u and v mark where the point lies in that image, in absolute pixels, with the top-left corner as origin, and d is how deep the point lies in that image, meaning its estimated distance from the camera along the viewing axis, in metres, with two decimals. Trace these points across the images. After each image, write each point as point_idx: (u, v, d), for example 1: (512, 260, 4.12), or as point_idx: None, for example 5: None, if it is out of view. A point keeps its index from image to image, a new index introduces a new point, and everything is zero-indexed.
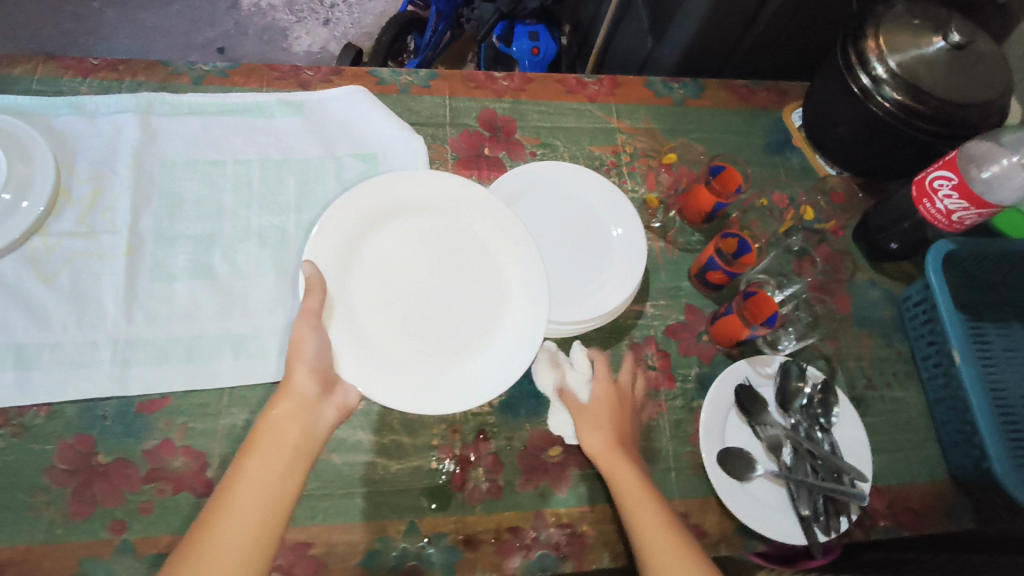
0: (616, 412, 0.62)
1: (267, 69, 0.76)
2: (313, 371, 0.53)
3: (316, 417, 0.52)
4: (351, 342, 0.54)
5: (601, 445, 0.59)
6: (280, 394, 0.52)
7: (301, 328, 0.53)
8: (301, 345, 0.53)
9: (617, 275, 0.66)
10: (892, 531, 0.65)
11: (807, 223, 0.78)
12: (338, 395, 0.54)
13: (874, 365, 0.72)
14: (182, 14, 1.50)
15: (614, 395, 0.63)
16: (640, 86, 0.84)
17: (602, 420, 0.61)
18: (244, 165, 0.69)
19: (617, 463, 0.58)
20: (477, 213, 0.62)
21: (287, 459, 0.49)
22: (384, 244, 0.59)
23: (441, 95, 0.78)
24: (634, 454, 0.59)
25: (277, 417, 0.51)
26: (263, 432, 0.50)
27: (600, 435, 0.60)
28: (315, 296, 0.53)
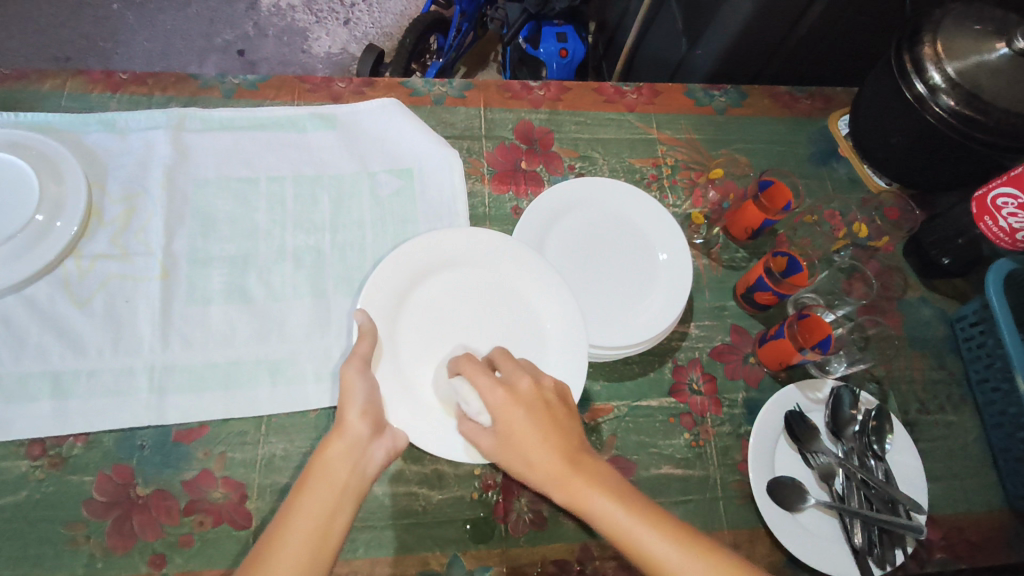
0: (534, 426, 0.48)
1: (299, 81, 0.74)
2: (365, 414, 0.49)
3: (366, 459, 0.48)
4: (397, 388, 0.54)
5: (549, 473, 0.48)
6: (331, 433, 0.48)
7: (348, 372, 0.51)
8: (350, 388, 0.50)
9: (662, 298, 0.63)
10: (949, 563, 0.62)
11: (859, 240, 0.75)
12: (388, 439, 0.50)
13: (927, 388, 0.69)
14: (201, 15, 1.49)
15: (518, 404, 0.49)
16: (680, 94, 0.81)
17: (535, 457, 0.48)
18: (278, 183, 0.68)
19: (575, 490, 0.47)
20: (520, 265, 0.60)
21: (336, 500, 0.45)
22: (434, 292, 0.58)
23: (475, 107, 0.76)
24: (586, 462, 0.48)
25: (329, 457, 0.47)
26: (314, 471, 0.46)
27: (544, 457, 0.48)
28: (367, 341, 0.52)
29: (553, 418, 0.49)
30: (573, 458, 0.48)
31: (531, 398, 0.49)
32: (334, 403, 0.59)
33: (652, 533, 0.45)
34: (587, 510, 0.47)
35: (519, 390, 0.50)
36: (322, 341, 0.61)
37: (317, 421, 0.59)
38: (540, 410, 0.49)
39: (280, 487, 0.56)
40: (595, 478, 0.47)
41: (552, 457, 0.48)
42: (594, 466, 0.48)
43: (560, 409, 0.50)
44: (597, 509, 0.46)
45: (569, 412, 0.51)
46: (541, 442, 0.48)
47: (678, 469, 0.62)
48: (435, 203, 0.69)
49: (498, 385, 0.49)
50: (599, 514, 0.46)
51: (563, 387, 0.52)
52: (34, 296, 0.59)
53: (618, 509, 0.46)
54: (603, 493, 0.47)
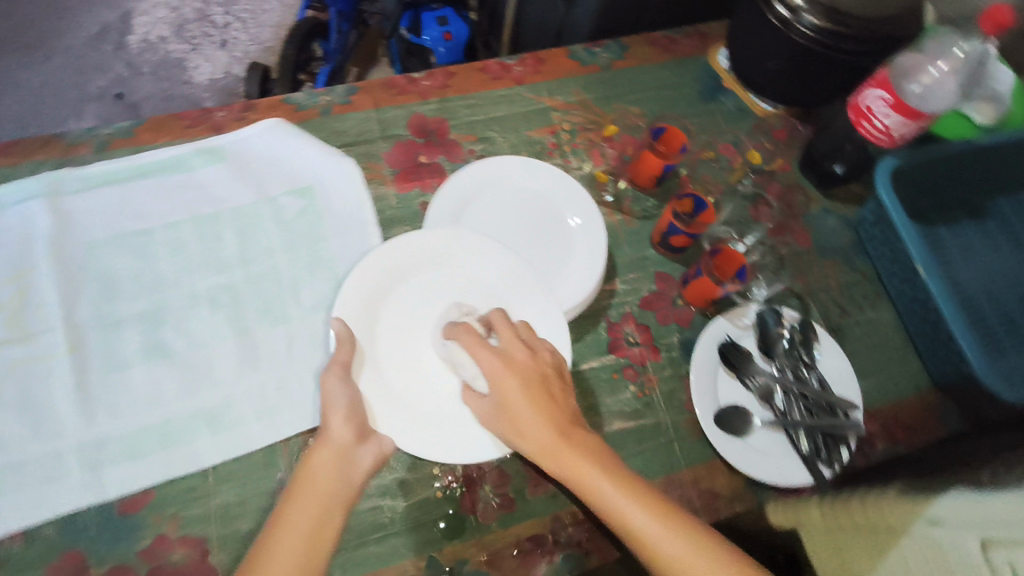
0: (528, 397, 0.51)
1: (174, 119, 0.71)
2: (349, 419, 0.52)
3: (355, 464, 0.50)
4: (379, 394, 0.55)
5: (538, 441, 0.50)
6: (317, 444, 0.51)
7: (329, 378, 0.53)
8: (331, 397, 0.53)
9: (583, 264, 0.65)
10: (891, 449, 0.66)
11: (755, 166, 0.78)
12: (374, 444, 0.52)
13: (844, 292, 0.73)
14: (66, 65, 1.40)
15: (514, 373, 0.52)
16: (564, 57, 0.82)
17: (527, 424, 0.51)
18: (175, 229, 0.65)
19: (566, 461, 0.50)
20: (486, 261, 0.61)
21: (326, 504, 0.48)
22: (409, 296, 0.60)
23: (365, 110, 0.75)
24: (578, 435, 0.51)
25: (317, 465, 0.49)
26: (302, 481, 0.49)
27: (541, 429, 0.51)
28: (345, 346, 0.54)
29: (548, 391, 0.52)
30: (564, 432, 0.51)
31: (529, 369, 0.53)
32: (281, 437, 0.58)
33: (640, 511, 0.48)
34: (577, 483, 0.49)
35: (515, 359, 0.53)
36: (254, 378, 0.60)
37: (266, 459, 0.58)
38: (534, 381, 0.52)
39: (241, 533, 0.55)
40: (584, 450, 0.50)
41: (546, 430, 0.50)
42: (585, 438, 0.51)
43: (556, 380, 0.53)
44: (588, 483, 0.49)
45: (563, 385, 0.54)
46: (534, 414, 0.51)
47: (630, 421, 0.64)
48: (342, 216, 0.68)
49: (496, 357, 0.53)
50: (587, 486, 0.49)
51: (559, 361, 0.55)
52: None
53: (608, 484, 0.49)
54: (598, 470, 0.49)
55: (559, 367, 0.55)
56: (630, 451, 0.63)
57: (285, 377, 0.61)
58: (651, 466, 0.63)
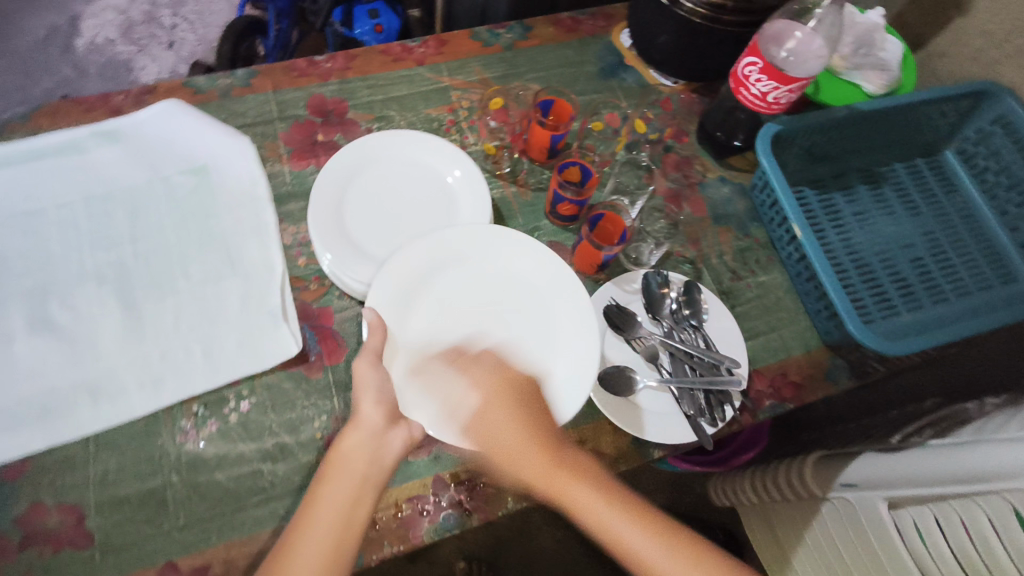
0: (511, 420, 0.53)
1: (73, 104, 0.73)
2: (379, 403, 0.53)
3: (383, 447, 0.52)
4: (414, 383, 0.56)
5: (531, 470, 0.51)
6: (348, 427, 0.53)
7: (361, 364, 0.54)
8: (365, 382, 0.54)
9: (466, 224, 0.66)
10: (778, 406, 0.67)
11: (642, 135, 0.79)
12: (405, 426, 0.53)
13: (737, 257, 0.74)
14: (12, 68, 1.42)
15: (502, 389, 0.55)
16: (466, 39, 0.83)
17: (514, 444, 0.52)
18: (67, 208, 0.67)
19: (556, 486, 0.50)
20: (522, 254, 0.64)
21: (355, 489, 0.50)
22: (440, 291, 0.61)
23: (264, 92, 0.76)
24: (567, 455, 0.52)
25: (347, 450, 0.52)
26: (334, 463, 0.52)
27: (528, 457, 0.51)
28: (377, 336, 0.55)
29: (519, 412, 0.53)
30: (555, 454, 0.51)
31: (511, 388, 0.55)
32: (161, 405, 0.59)
33: (631, 528, 0.49)
34: (568, 504, 0.50)
35: (477, 382, 0.56)
36: (138, 349, 0.61)
37: (147, 427, 0.59)
38: (510, 403, 0.54)
39: (118, 499, 0.56)
40: (569, 469, 0.51)
41: (533, 456, 0.51)
42: (575, 460, 0.52)
43: (524, 408, 0.54)
44: (584, 507, 0.50)
45: (542, 407, 0.55)
46: (516, 437, 0.52)
47: None
48: (235, 192, 0.69)
49: (490, 375, 0.56)
50: (584, 513, 0.50)
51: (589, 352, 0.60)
52: None
53: (600, 507, 0.50)
54: (584, 487, 0.50)
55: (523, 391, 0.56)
56: None
57: (170, 347, 0.62)
58: None
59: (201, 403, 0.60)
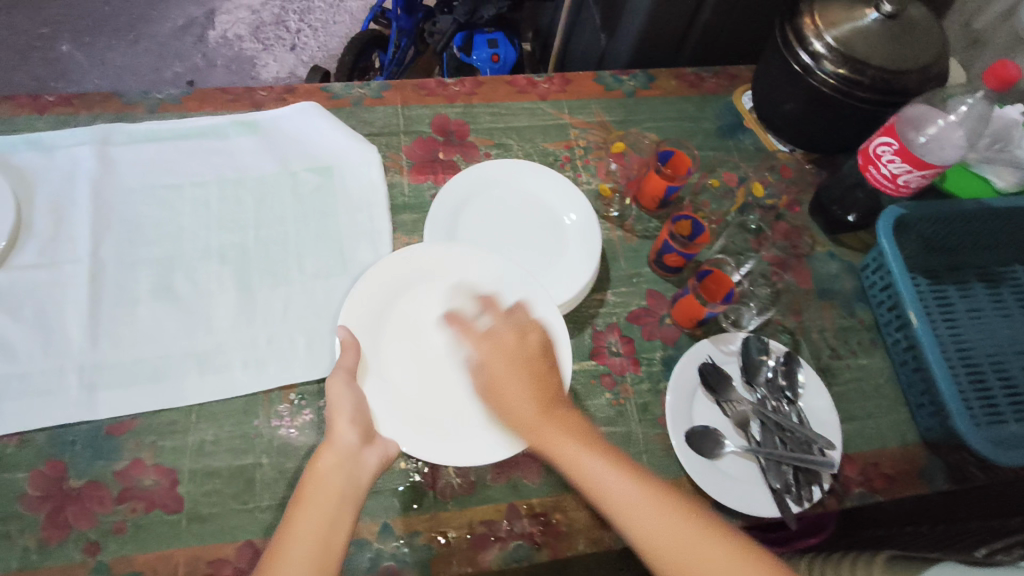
0: (520, 385, 0.54)
1: (220, 92, 0.77)
2: (354, 423, 0.53)
3: (359, 467, 0.52)
4: (383, 399, 0.56)
5: (522, 419, 0.54)
6: (323, 447, 0.53)
7: (335, 382, 0.54)
8: (338, 401, 0.54)
9: (572, 264, 0.67)
10: (867, 496, 0.64)
11: (759, 200, 0.79)
12: (380, 446, 0.54)
13: (838, 335, 0.73)
14: (149, 51, 1.53)
15: (500, 353, 0.56)
16: (590, 81, 0.85)
17: (511, 394, 0.54)
18: (201, 188, 0.70)
19: (543, 434, 0.53)
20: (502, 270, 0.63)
21: (333, 509, 0.49)
22: (418, 306, 0.61)
23: (393, 105, 0.80)
24: (559, 406, 0.54)
25: (323, 471, 0.51)
26: (309, 486, 0.51)
27: (523, 402, 0.54)
28: (349, 352, 0.55)
29: (531, 370, 0.54)
30: (546, 407, 0.54)
31: (514, 350, 0.55)
32: (261, 388, 0.61)
33: (620, 481, 0.51)
34: (550, 449, 0.52)
35: (507, 344, 0.56)
36: (246, 331, 0.64)
37: (245, 406, 0.61)
38: (526, 363, 0.55)
39: (210, 471, 0.58)
40: (565, 426, 0.53)
41: (527, 406, 0.54)
42: (562, 413, 0.54)
43: (540, 359, 0.55)
44: (567, 457, 0.52)
45: (552, 362, 0.56)
46: (520, 389, 0.54)
47: (599, 427, 0.65)
48: (355, 195, 0.72)
49: (484, 339, 0.57)
50: (566, 461, 0.52)
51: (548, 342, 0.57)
52: None
53: (580, 454, 0.52)
54: (567, 435, 0.53)
55: (543, 343, 0.56)
56: None
57: (275, 334, 0.64)
58: None
59: (298, 392, 0.62)
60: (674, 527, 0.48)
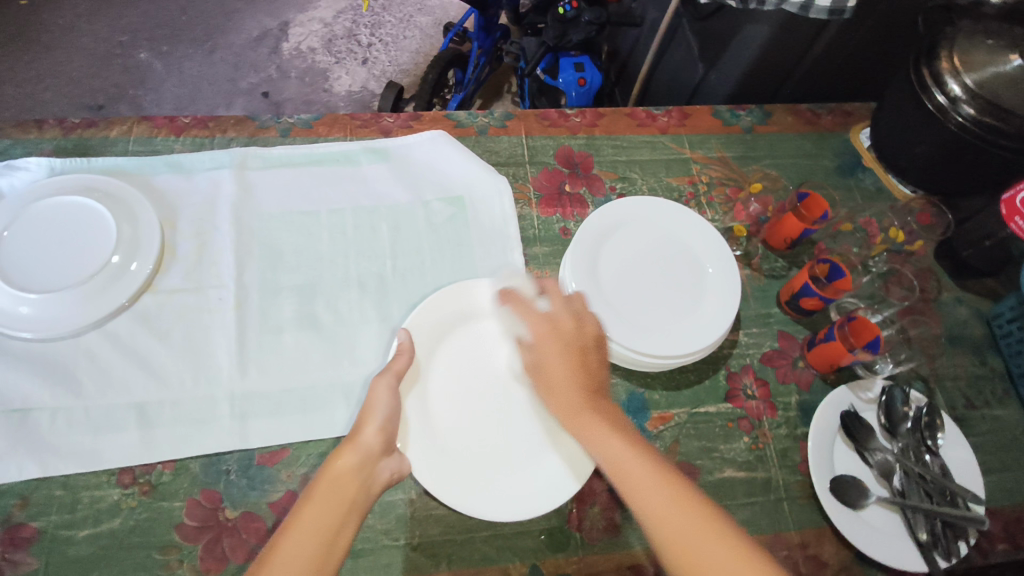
0: (564, 364, 0.56)
1: (349, 118, 0.78)
2: (382, 429, 0.53)
3: (373, 475, 0.51)
4: (419, 420, 0.56)
5: (566, 405, 0.55)
6: (346, 443, 0.51)
7: (379, 386, 0.55)
8: (375, 403, 0.54)
9: (713, 308, 0.66)
10: (1012, 554, 0.63)
11: (894, 245, 0.78)
12: (397, 461, 0.53)
13: (971, 384, 0.71)
14: (225, 61, 1.55)
15: (555, 336, 0.57)
16: (708, 115, 0.85)
17: (559, 384, 0.56)
18: (338, 215, 0.71)
19: (581, 422, 0.53)
20: None
21: (342, 514, 0.48)
22: (470, 342, 0.62)
23: (517, 135, 0.80)
24: (600, 401, 0.55)
25: (341, 469, 0.50)
26: (323, 481, 0.49)
27: (558, 398, 0.55)
28: (404, 358, 0.56)
29: (583, 357, 0.56)
30: (591, 397, 0.54)
31: (571, 337, 0.57)
32: None
33: (640, 465, 0.49)
34: (586, 436, 0.52)
35: (563, 328, 0.58)
36: None
37: None
38: (574, 350, 0.57)
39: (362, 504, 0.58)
40: (601, 414, 0.53)
41: (570, 391, 0.55)
42: (607, 407, 0.54)
43: (594, 350, 0.57)
44: (596, 440, 0.52)
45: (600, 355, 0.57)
46: (569, 377, 0.55)
47: (740, 472, 0.64)
48: (487, 226, 0.72)
49: (544, 318, 0.59)
50: (597, 447, 0.51)
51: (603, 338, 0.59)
52: (115, 330, 0.61)
53: (612, 440, 0.51)
54: (599, 421, 0.52)
55: (589, 334, 0.58)
56: (740, 502, 0.62)
57: None
58: (758, 521, 0.62)
59: None
60: (646, 482, 0.48)
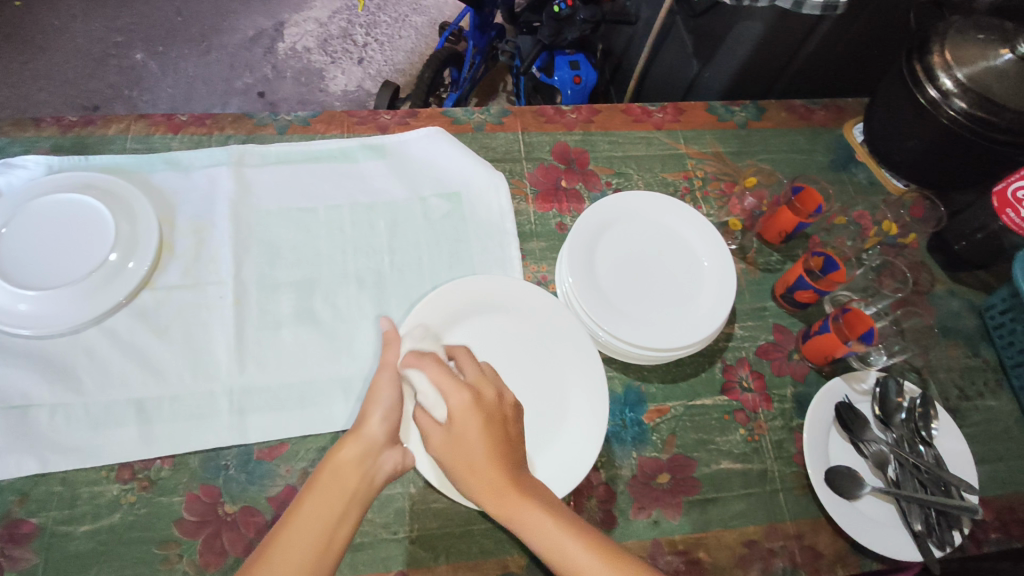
0: (488, 440, 0.51)
1: (346, 115, 0.78)
2: (386, 419, 0.53)
3: (376, 465, 0.51)
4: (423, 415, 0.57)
5: (488, 488, 0.50)
6: (349, 434, 0.52)
7: (382, 377, 0.54)
8: (378, 395, 0.54)
9: (709, 301, 0.66)
10: (1005, 542, 0.63)
11: (887, 238, 0.79)
12: (399, 452, 0.52)
13: (964, 375, 0.72)
14: (221, 61, 1.55)
15: (474, 411, 0.51)
16: (703, 111, 0.86)
17: (477, 463, 0.50)
18: (335, 211, 0.71)
19: (509, 507, 0.49)
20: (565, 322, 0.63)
21: (345, 504, 0.48)
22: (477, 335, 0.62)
23: (514, 131, 0.80)
24: (526, 482, 0.51)
25: (344, 460, 0.50)
26: (326, 472, 0.50)
27: (476, 479, 0.50)
28: (393, 349, 0.56)
29: (504, 431, 0.52)
30: (515, 479, 0.50)
31: (492, 408, 0.52)
32: None
33: (584, 551, 0.47)
34: (516, 525, 0.48)
35: (484, 399, 0.52)
36: None
37: None
38: (495, 420, 0.52)
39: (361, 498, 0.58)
40: (532, 500, 0.49)
41: (492, 472, 0.50)
42: (533, 485, 0.51)
43: (513, 424, 0.53)
44: (529, 526, 0.48)
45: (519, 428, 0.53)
46: (486, 455, 0.50)
47: (736, 463, 0.64)
48: (485, 222, 0.72)
49: (463, 387, 0.52)
50: (534, 538, 0.48)
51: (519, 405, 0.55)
52: (114, 327, 0.62)
53: (547, 526, 0.48)
54: (532, 506, 0.49)
55: (500, 408, 0.53)
56: (736, 493, 0.63)
57: None
58: (754, 512, 0.62)
59: None
60: (598, 573, 0.46)
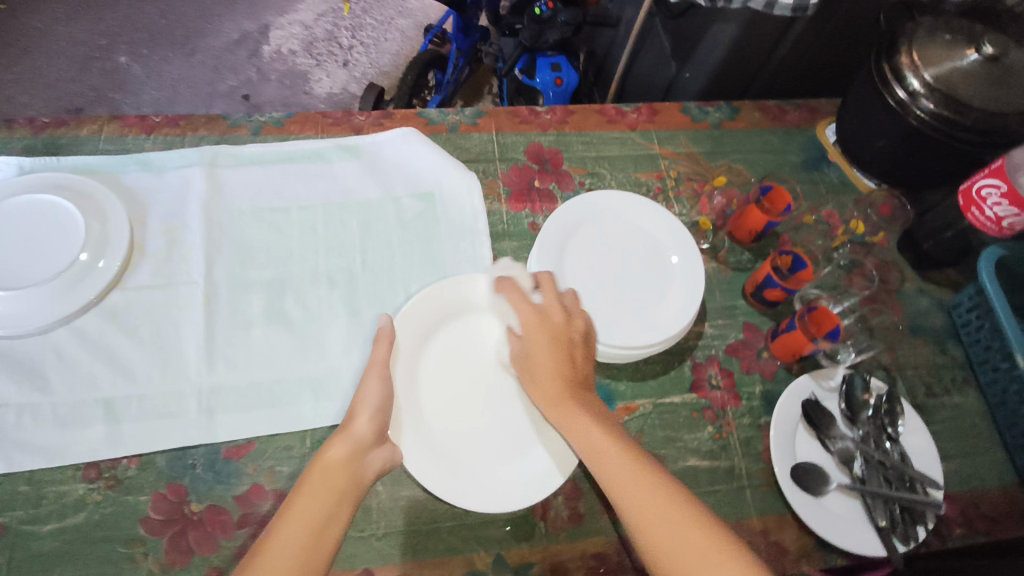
0: (553, 355, 0.58)
1: (321, 116, 0.78)
2: (375, 419, 0.53)
3: (365, 464, 0.51)
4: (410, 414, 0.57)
5: (548, 397, 0.57)
6: (337, 434, 0.52)
7: (370, 377, 0.55)
8: (366, 395, 0.55)
9: (678, 299, 0.67)
10: (968, 538, 0.64)
11: (855, 237, 0.80)
12: (388, 450, 0.53)
13: (932, 372, 0.73)
14: (205, 63, 1.55)
15: (545, 328, 0.59)
16: (677, 112, 0.87)
17: (543, 374, 0.58)
18: (308, 211, 0.71)
19: (563, 413, 0.55)
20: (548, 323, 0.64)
21: (334, 503, 0.48)
22: (459, 337, 0.63)
23: (488, 132, 0.80)
24: (585, 394, 0.57)
25: (332, 459, 0.50)
26: (314, 472, 0.49)
27: (539, 390, 0.58)
28: (383, 347, 0.56)
29: (569, 351, 0.58)
30: (573, 389, 0.57)
31: (560, 329, 0.59)
32: None
33: (618, 454, 0.51)
34: (569, 427, 0.55)
35: (552, 321, 0.59)
36: (361, 356, 0.64)
37: None
38: (562, 341, 0.58)
39: None
40: (583, 406, 0.55)
41: (555, 383, 0.57)
42: (587, 398, 0.57)
43: (581, 346, 0.59)
44: (579, 429, 0.54)
45: (586, 350, 0.59)
46: (552, 366, 0.58)
47: (704, 460, 0.65)
48: (457, 221, 0.73)
49: (534, 311, 0.60)
50: (580, 437, 0.53)
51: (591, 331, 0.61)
52: (83, 327, 0.62)
53: (592, 427, 0.54)
54: (582, 412, 0.55)
55: (569, 329, 0.59)
56: (703, 490, 0.63)
57: None
58: (720, 508, 0.63)
59: None
60: (626, 472, 0.50)
